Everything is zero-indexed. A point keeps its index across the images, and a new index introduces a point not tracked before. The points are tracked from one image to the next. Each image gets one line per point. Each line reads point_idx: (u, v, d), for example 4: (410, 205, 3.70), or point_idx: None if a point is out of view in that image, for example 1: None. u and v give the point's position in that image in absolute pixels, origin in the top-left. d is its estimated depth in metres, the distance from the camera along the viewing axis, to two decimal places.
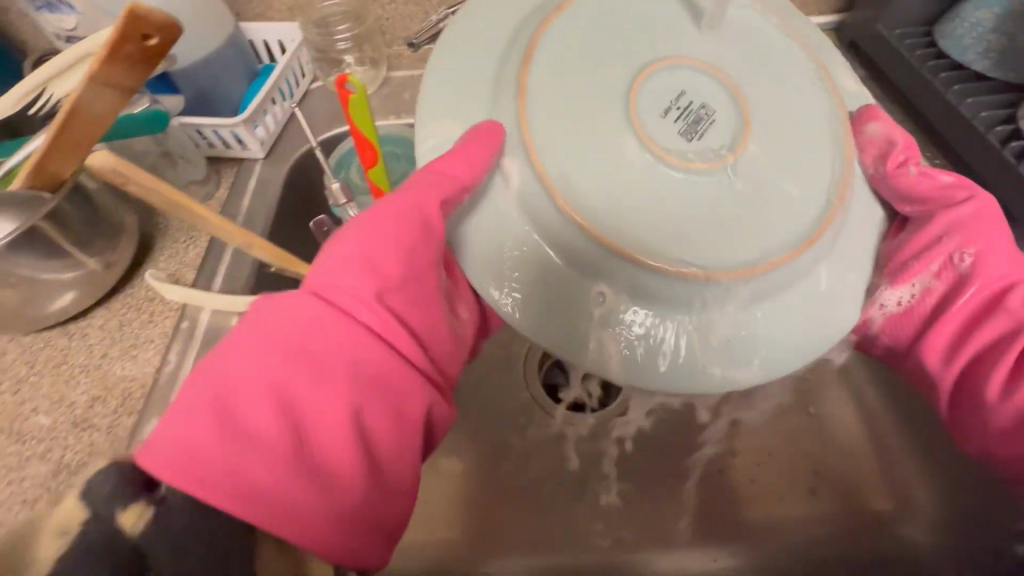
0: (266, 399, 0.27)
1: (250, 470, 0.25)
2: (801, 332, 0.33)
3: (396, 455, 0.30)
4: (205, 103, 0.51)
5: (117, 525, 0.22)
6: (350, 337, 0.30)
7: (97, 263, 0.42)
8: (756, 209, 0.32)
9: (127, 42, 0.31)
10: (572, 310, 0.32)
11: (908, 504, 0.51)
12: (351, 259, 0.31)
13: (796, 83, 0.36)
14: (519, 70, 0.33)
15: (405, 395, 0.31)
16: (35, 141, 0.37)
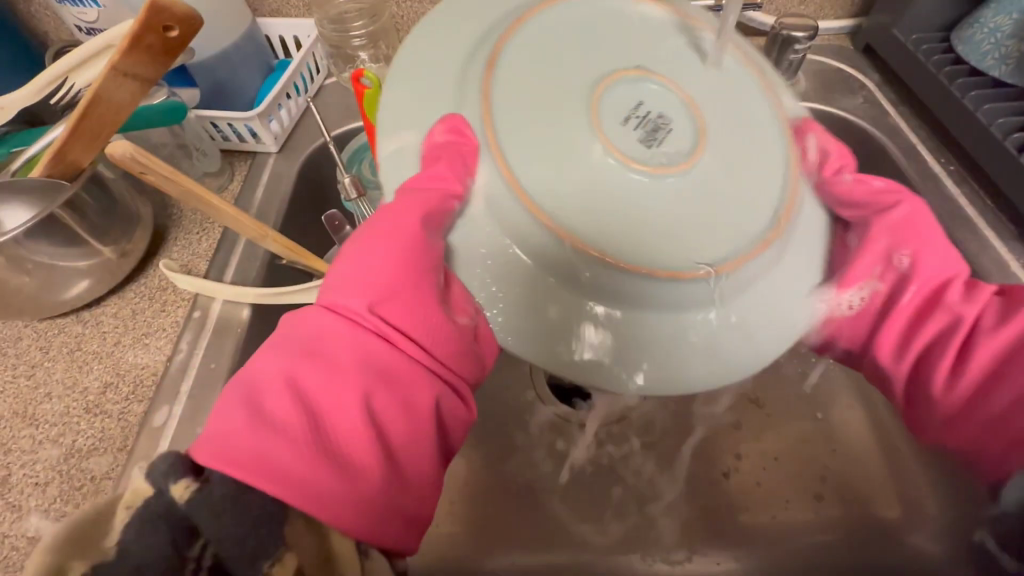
0: (296, 390, 0.28)
1: (276, 455, 0.25)
2: (769, 332, 0.34)
3: (421, 443, 0.30)
4: (221, 97, 0.52)
5: (170, 497, 0.23)
6: (369, 329, 0.30)
7: (113, 252, 0.43)
8: (718, 217, 0.33)
9: (148, 33, 0.31)
10: (536, 311, 0.32)
11: (919, 513, 0.51)
12: (368, 258, 0.33)
13: (742, 98, 0.36)
14: (485, 71, 0.33)
15: (426, 385, 0.31)
16: (55, 130, 0.38)
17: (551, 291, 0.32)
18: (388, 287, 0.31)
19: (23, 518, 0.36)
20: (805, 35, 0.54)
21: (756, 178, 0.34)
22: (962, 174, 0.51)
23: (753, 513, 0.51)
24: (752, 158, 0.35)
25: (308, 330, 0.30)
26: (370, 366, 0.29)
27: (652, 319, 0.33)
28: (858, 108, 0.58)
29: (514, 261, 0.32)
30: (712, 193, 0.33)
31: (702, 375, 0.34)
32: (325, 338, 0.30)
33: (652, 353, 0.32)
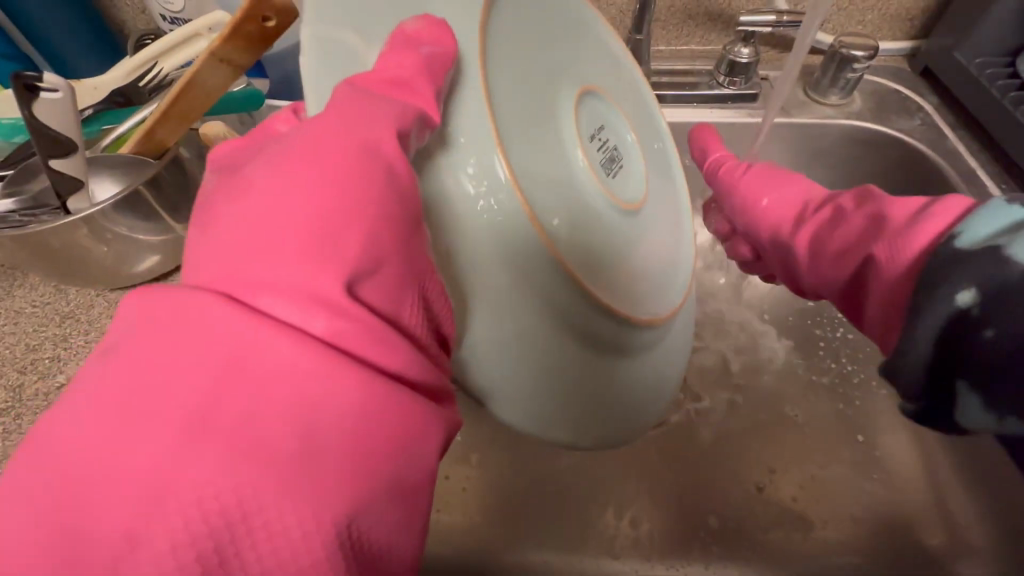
0: (157, 482, 0.17)
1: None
2: (657, 381, 0.40)
3: (382, 515, 0.21)
4: (291, 87, 0.55)
5: None
6: (290, 375, 0.18)
7: (182, 228, 0.44)
8: (647, 269, 0.37)
9: (248, 23, 0.33)
10: (481, 296, 0.30)
11: (964, 541, 0.49)
12: (294, 228, 0.20)
13: (656, 166, 0.43)
14: (483, 18, 0.30)
15: (407, 425, 0.21)
16: (145, 111, 0.42)
17: (510, 285, 0.29)
18: (332, 291, 0.20)
19: None
20: (864, 55, 0.54)
21: (667, 235, 0.41)
22: None
23: (786, 531, 0.51)
24: (664, 220, 0.42)
25: (185, 383, 0.18)
26: (303, 440, 0.18)
27: (584, 354, 0.33)
28: (915, 129, 0.57)
29: (494, 234, 0.28)
30: (642, 247, 0.37)
31: (617, 411, 0.38)
32: (209, 403, 0.18)
33: (576, 385, 0.34)
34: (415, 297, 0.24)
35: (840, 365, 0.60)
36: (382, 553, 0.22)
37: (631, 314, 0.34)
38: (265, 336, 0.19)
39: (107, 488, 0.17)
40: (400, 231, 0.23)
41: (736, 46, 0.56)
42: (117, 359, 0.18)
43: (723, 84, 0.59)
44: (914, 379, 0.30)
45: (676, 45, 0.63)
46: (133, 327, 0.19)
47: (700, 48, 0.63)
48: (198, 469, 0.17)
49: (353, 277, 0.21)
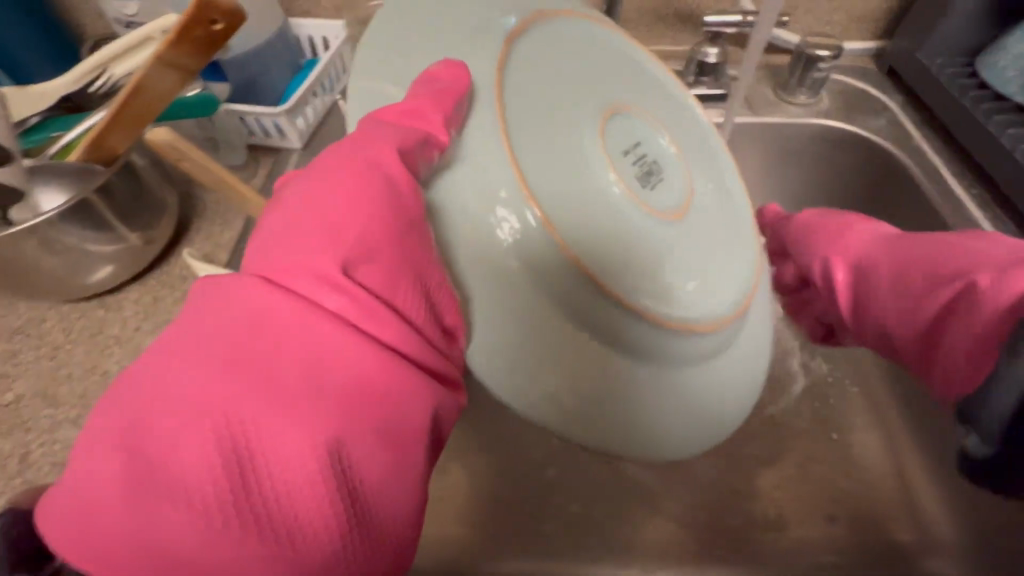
0: (195, 417, 0.20)
1: (172, 539, 0.18)
2: (711, 411, 0.35)
3: (379, 472, 0.23)
4: (252, 91, 0.54)
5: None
6: (306, 333, 0.22)
7: (137, 238, 0.43)
8: (689, 278, 0.34)
9: (196, 26, 0.32)
10: (505, 317, 0.29)
11: (931, 536, 0.50)
12: (316, 224, 0.24)
13: (699, 164, 0.41)
14: (502, 45, 0.32)
15: (405, 388, 0.24)
16: (93, 118, 0.40)
17: (529, 296, 0.28)
18: (336, 270, 0.23)
19: None
20: (828, 54, 0.55)
21: (722, 245, 0.38)
22: (986, 196, 0.51)
23: (763, 531, 0.50)
24: (717, 229, 0.39)
25: (223, 338, 0.21)
26: (314, 388, 0.21)
27: (606, 362, 0.30)
28: (881, 128, 0.58)
29: (495, 255, 0.28)
30: (682, 257, 0.35)
31: (652, 436, 0.33)
32: (240, 356, 0.21)
33: (601, 397, 0.31)
34: (412, 286, 0.25)
35: (813, 364, 0.60)
36: (381, 520, 0.23)
37: (674, 330, 0.32)
38: (288, 302, 0.22)
39: (150, 424, 0.20)
40: (396, 227, 0.25)
41: (704, 46, 0.56)
42: (174, 328, 0.22)
43: (692, 85, 0.59)
44: (999, 424, 0.28)
45: (646, 46, 0.63)
46: (188, 306, 0.23)
47: (671, 49, 0.63)
48: (228, 410, 0.20)
49: (356, 261, 0.23)
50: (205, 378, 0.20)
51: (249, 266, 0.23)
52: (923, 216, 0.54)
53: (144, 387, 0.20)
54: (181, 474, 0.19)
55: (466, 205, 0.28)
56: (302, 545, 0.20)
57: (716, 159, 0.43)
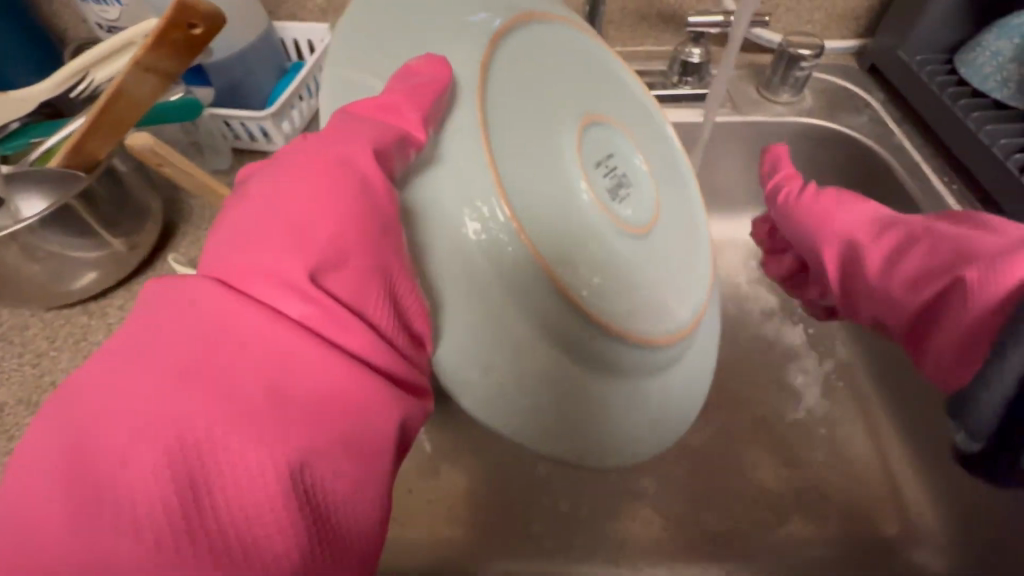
0: (150, 433, 0.19)
1: (127, 562, 0.18)
2: (666, 413, 0.37)
3: (345, 482, 0.23)
4: (237, 95, 0.54)
5: None
6: (267, 344, 0.22)
7: (120, 243, 0.43)
8: (655, 290, 0.35)
9: (174, 30, 0.32)
10: (479, 326, 0.29)
11: (916, 527, 0.51)
12: (277, 234, 0.24)
13: (663, 172, 0.42)
14: (486, 47, 0.31)
15: (369, 396, 0.24)
16: (74, 124, 0.40)
17: (506, 304, 0.28)
18: (302, 280, 0.23)
19: None
20: (810, 52, 0.55)
21: (683, 255, 0.39)
22: (966, 191, 0.51)
23: (753, 525, 0.51)
24: (678, 240, 0.39)
25: (179, 352, 0.21)
26: (274, 399, 0.22)
27: (573, 372, 0.31)
28: (863, 125, 0.59)
29: (470, 262, 0.28)
30: (649, 270, 0.35)
31: (614, 437, 0.34)
32: (198, 368, 0.21)
33: (564, 405, 0.32)
34: (381, 298, 0.26)
35: (801, 359, 0.61)
36: (348, 532, 0.23)
37: (638, 341, 0.32)
38: (251, 314, 0.22)
39: (105, 441, 0.19)
40: (361, 236, 0.26)
41: (687, 46, 0.57)
42: (127, 343, 0.22)
43: (676, 84, 0.59)
44: (992, 418, 0.30)
45: (631, 47, 0.63)
46: (141, 319, 0.23)
47: (656, 49, 0.63)
48: (186, 424, 0.20)
49: (319, 270, 0.24)
50: (156, 392, 0.20)
51: (205, 277, 0.23)
52: (906, 211, 0.54)
53: (98, 404, 0.20)
54: (135, 493, 0.19)
55: (447, 206, 0.28)
56: (260, 561, 0.19)
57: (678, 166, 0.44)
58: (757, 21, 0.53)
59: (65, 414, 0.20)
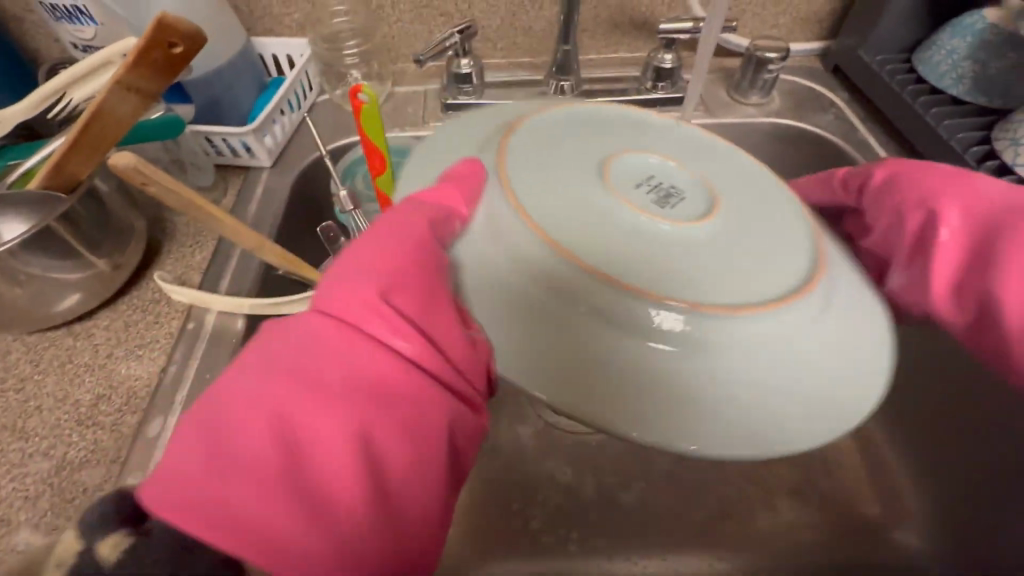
0: (264, 410, 0.23)
1: (242, 507, 0.21)
2: (818, 416, 0.28)
3: (407, 473, 0.25)
4: (218, 111, 0.54)
5: (95, 556, 0.21)
6: (354, 348, 0.25)
7: (105, 264, 0.43)
8: (724, 270, 0.30)
9: (153, 49, 0.32)
10: (550, 342, 0.28)
11: (896, 507, 0.53)
12: (366, 265, 0.28)
13: (737, 166, 0.37)
14: (505, 136, 0.36)
15: (433, 402, 0.27)
16: (53, 145, 0.40)
17: (561, 317, 0.29)
18: (380, 299, 0.26)
19: (12, 533, 0.35)
20: (777, 56, 0.58)
21: (776, 233, 0.33)
22: None
23: (746, 515, 0.52)
24: (766, 218, 0.34)
25: (287, 348, 0.25)
26: (358, 393, 0.25)
27: (625, 352, 0.28)
28: (830, 123, 0.61)
29: (514, 290, 0.29)
30: (722, 255, 0.31)
31: (748, 442, 0.27)
32: (303, 364, 0.25)
33: (623, 391, 0.28)
34: (444, 317, 0.28)
35: None
36: (408, 516, 0.25)
37: (723, 310, 0.28)
38: (339, 323, 0.26)
39: (229, 416, 0.23)
40: (428, 272, 0.29)
41: (659, 52, 0.58)
42: (253, 345, 0.26)
43: (651, 89, 0.61)
44: None
45: (606, 54, 0.65)
46: (262, 331, 0.27)
47: (630, 55, 0.65)
48: (291, 405, 0.24)
49: (391, 291, 0.27)
50: (272, 375, 0.24)
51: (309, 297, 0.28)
52: None
53: (229, 385, 0.24)
54: (249, 457, 0.22)
55: (486, 251, 0.31)
56: (339, 518, 0.23)
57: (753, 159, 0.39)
58: (726, 26, 0.55)
59: (202, 396, 0.24)
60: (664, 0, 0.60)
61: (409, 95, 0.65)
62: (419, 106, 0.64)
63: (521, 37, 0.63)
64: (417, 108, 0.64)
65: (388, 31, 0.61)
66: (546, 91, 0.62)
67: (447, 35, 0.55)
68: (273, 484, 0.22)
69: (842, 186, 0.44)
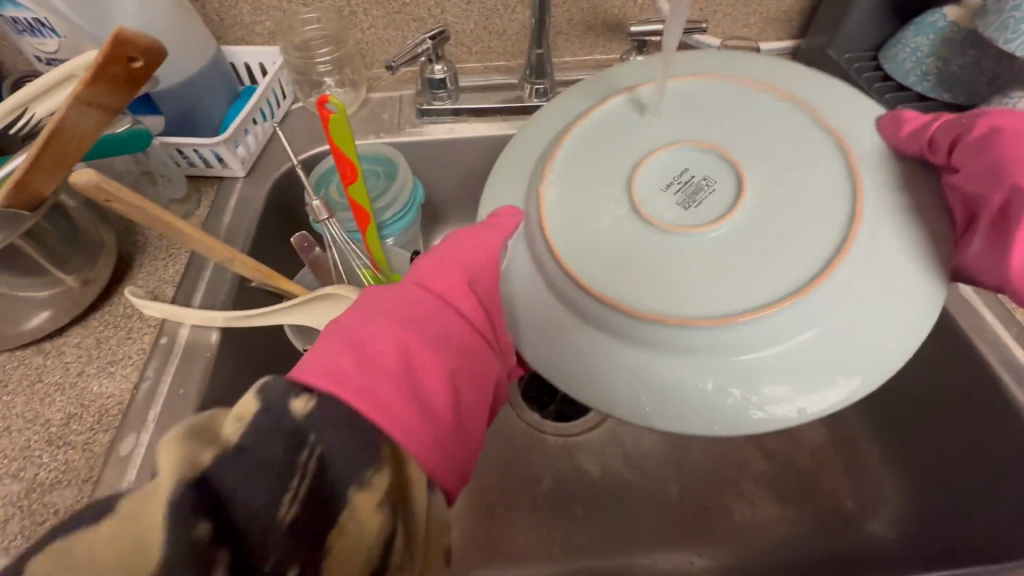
0: (390, 337, 0.28)
1: (383, 398, 0.25)
2: (796, 397, 0.31)
3: (473, 409, 0.31)
4: (189, 122, 0.54)
5: (289, 409, 0.22)
6: (446, 315, 0.33)
7: (75, 280, 0.43)
8: (746, 277, 0.32)
9: (111, 64, 0.32)
10: (557, 346, 0.35)
11: (872, 501, 0.51)
12: (453, 260, 0.35)
13: (795, 134, 0.37)
14: (547, 159, 0.39)
15: (492, 367, 0.34)
16: (15, 161, 0.39)
17: (566, 329, 0.35)
18: (464, 284, 0.34)
19: None
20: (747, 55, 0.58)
21: (816, 200, 0.34)
22: None
23: (729, 512, 0.53)
24: (815, 184, 0.34)
25: (399, 304, 0.31)
26: (452, 345, 0.31)
27: (622, 352, 0.34)
28: None
29: (531, 307, 0.36)
30: (749, 253, 0.33)
31: (715, 416, 0.32)
32: (414, 316, 0.31)
33: (610, 384, 0.34)
34: (501, 312, 0.36)
35: None
36: (468, 441, 0.30)
37: (724, 312, 0.31)
38: (435, 297, 0.33)
39: (362, 340, 0.28)
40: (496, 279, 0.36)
41: (632, 54, 0.59)
42: (368, 300, 0.31)
43: None
44: None
45: (581, 56, 0.65)
46: (367, 295, 0.32)
47: (605, 57, 0.66)
48: (407, 339, 0.29)
49: (473, 281, 0.35)
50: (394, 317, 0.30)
51: (407, 280, 0.34)
52: None
53: (360, 320, 0.29)
54: (383, 368, 0.27)
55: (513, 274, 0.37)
56: (438, 428, 0.27)
57: (813, 114, 0.37)
58: (696, 26, 0.55)
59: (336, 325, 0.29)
60: (636, 2, 0.60)
61: (386, 101, 0.65)
62: (395, 112, 0.64)
63: (496, 41, 0.63)
64: (393, 114, 0.64)
65: (361, 37, 0.61)
66: (521, 95, 0.62)
67: (419, 41, 0.55)
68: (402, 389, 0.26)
69: (928, 144, 0.35)
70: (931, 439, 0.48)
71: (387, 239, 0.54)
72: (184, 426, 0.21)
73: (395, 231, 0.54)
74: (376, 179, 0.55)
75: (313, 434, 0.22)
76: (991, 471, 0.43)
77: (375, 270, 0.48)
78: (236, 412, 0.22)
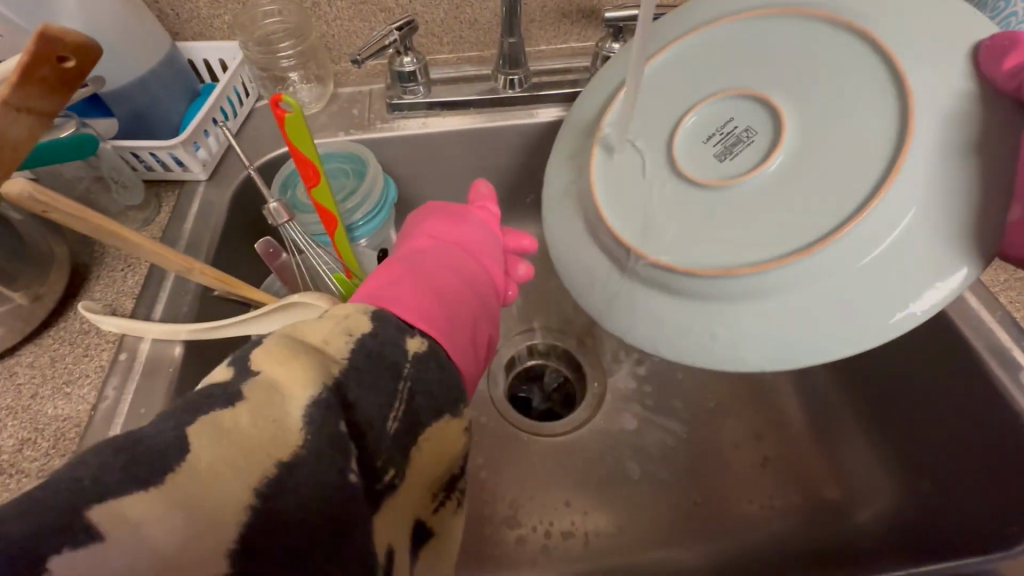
0: (431, 274, 0.34)
1: (437, 316, 0.31)
2: (829, 332, 0.31)
3: (489, 335, 0.37)
4: (144, 123, 0.51)
5: (407, 348, 0.28)
6: (467, 262, 0.39)
7: (25, 297, 0.41)
8: (771, 219, 0.33)
9: (42, 64, 0.30)
10: (607, 297, 0.38)
11: (860, 490, 0.51)
12: (456, 225, 0.42)
13: (844, 63, 0.34)
14: (596, 129, 0.41)
15: (497, 307, 0.40)
16: None
17: (614, 285, 0.38)
18: (470, 244, 0.41)
19: None
20: None
21: (851, 137, 0.32)
22: None
23: (722, 507, 0.52)
24: (859, 126, 0.32)
25: (428, 253, 0.37)
26: (476, 286, 0.37)
27: (673, 304, 0.36)
28: None
29: (583, 265, 0.40)
30: (776, 205, 0.33)
31: (746, 352, 0.33)
32: (443, 262, 0.37)
33: (648, 329, 0.37)
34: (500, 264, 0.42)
35: None
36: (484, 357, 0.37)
37: (744, 258, 0.33)
38: (456, 249, 0.39)
39: (410, 276, 0.34)
40: (495, 243, 0.43)
41: (607, 42, 0.57)
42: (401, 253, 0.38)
43: None
44: None
45: (555, 44, 0.63)
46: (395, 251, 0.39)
47: (579, 45, 0.64)
48: (443, 275, 0.35)
49: (474, 240, 0.42)
50: (429, 262, 0.36)
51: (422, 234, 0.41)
52: None
53: (403, 262, 0.35)
54: (432, 292, 0.33)
55: (569, 239, 0.41)
56: (471, 343, 0.34)
57: (864, 31, 0.33)
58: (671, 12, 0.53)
59: (385, 267, 0.35)
60: None
61: (356, 95, 0.62)
62: (366, 106, 0.61)
63: (467, 31, 0.61)
64: (363, 109, 0.61)
65: (325, 30, 0.58)
66: (494, 86, 0.60)
67: (386, 32, 0.52)
68: (450, 312, 0.32)
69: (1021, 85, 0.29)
70: (918, 426, 0.48)
71: (358, 241, 0.52)
72: (299, 344, 0.25)
73: (366, 232, 0.52)
74: (343, 178, 0.52)
75: (408, 365, 0.28)
76: (981, 458, 0.42)
77: (346, 275, 0.46)
78: (347, 327, 0.27)
